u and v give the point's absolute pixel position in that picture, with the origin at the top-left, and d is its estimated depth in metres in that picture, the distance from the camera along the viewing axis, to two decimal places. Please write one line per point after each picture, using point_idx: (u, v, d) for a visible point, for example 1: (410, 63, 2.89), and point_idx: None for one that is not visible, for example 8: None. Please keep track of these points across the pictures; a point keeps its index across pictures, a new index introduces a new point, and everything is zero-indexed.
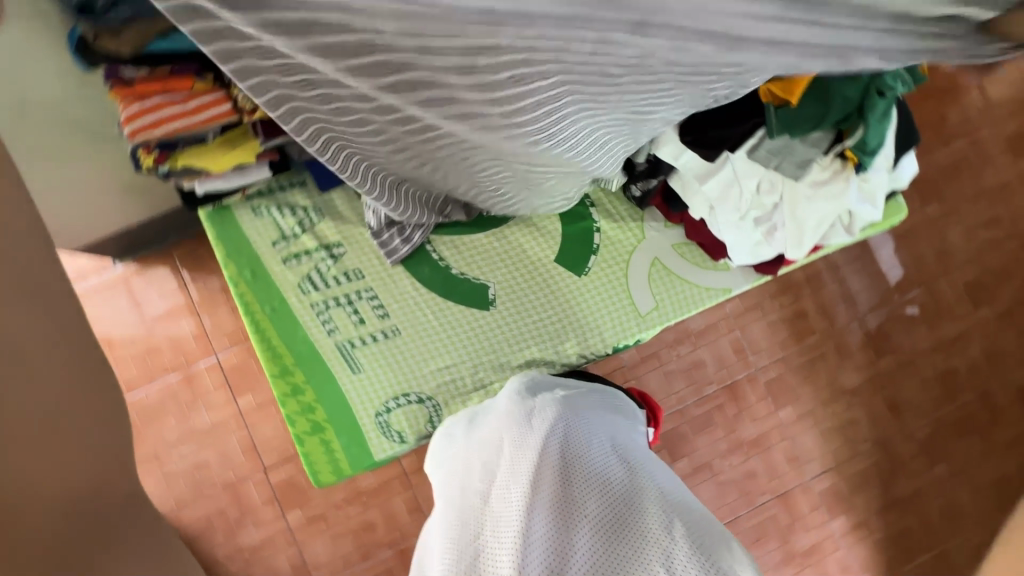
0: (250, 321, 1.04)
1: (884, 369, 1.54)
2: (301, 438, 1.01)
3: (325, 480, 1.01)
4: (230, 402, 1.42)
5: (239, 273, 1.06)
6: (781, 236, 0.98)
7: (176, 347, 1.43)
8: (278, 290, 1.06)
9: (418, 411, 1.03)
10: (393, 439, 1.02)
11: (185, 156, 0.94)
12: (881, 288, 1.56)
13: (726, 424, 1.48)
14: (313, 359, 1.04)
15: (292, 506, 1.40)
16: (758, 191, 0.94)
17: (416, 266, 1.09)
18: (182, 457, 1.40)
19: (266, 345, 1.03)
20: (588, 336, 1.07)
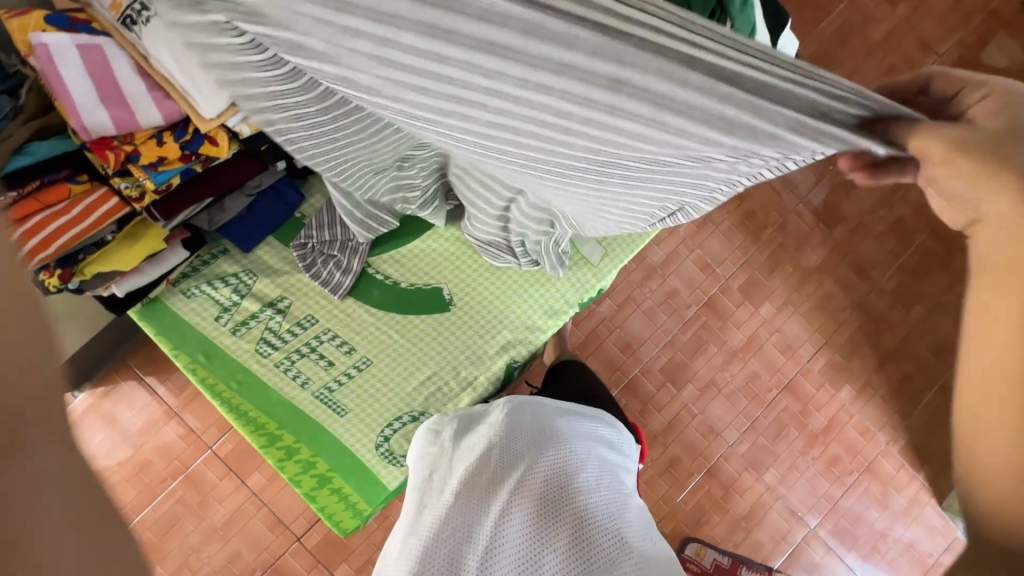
0: (219, 402, 1.02)
1: (840, 238, 1.60)
2: (313, 496, 1.00)
3: (349, 527, 1.00)
4: (240, 487, 1.39)
5: (193, 360, 1.03)
6: None
7: (167, 453, 1.39)
8: (237, 362, 1.04)
9: (416, 428, 1.03)
10: (401, 464, 1.02)
11: (91, 264, 0.90)
12: (813, 164, 1.61)
13: (716, 338, 1.53)
14: (296, 418, 1.03)
15: (337, 563, 1.38)
16: None
17: (365, 292, 1.08)
18: (212, 557, 1.37)
19: (245, 420, 1.02)
20: (553, 300, 1.07)
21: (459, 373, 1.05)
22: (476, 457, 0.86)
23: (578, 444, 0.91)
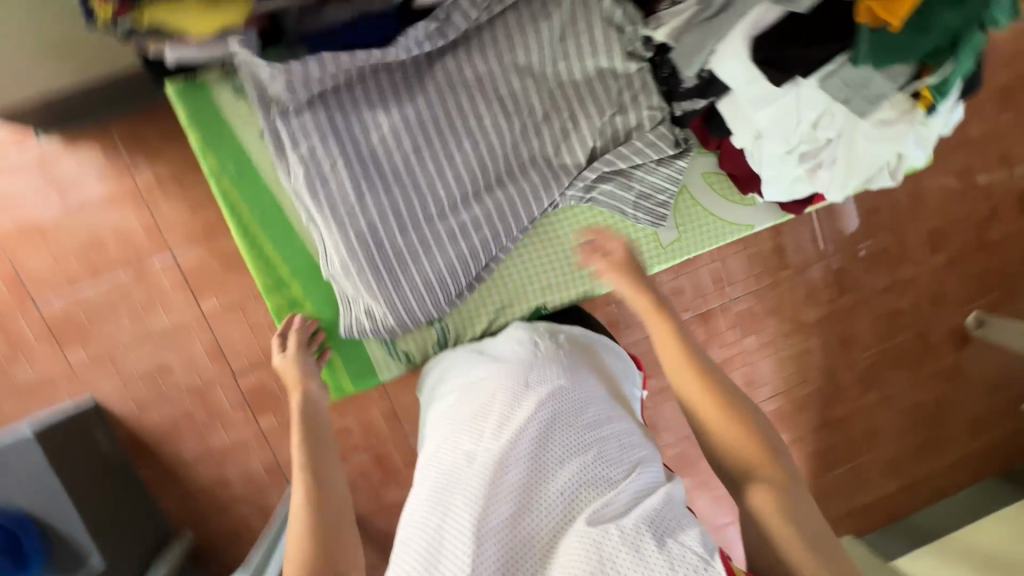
0: (235, 224, 0.95)
1: (842, 306, 1.64)
2: (302, 357, 1.00)
3: (324, 396, 1.03)
4: (191, 304, 1.31)
5: (219, 166, 0.93)
6: (825, 176, 0.90)
7: (123, 240, 1.28)
8: (269, 189, 0.96)
9: (426, 332, 1.03)
10: (399, 359, 1.04)
11: (152, 9, 0.76)
12: (854, 228, 1.60)
13: (695, 348, 1.56)
14: (310, 271, 0.99)
15: (264, 411, 1.37)
16: (816, 125, 0.84)
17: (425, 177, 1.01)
18: (140, 360, 1.31)
19: (257, 254, 0.96)
20: None
21: (492, 298, 1.04)
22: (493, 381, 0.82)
23: (586, 377, 0.84)
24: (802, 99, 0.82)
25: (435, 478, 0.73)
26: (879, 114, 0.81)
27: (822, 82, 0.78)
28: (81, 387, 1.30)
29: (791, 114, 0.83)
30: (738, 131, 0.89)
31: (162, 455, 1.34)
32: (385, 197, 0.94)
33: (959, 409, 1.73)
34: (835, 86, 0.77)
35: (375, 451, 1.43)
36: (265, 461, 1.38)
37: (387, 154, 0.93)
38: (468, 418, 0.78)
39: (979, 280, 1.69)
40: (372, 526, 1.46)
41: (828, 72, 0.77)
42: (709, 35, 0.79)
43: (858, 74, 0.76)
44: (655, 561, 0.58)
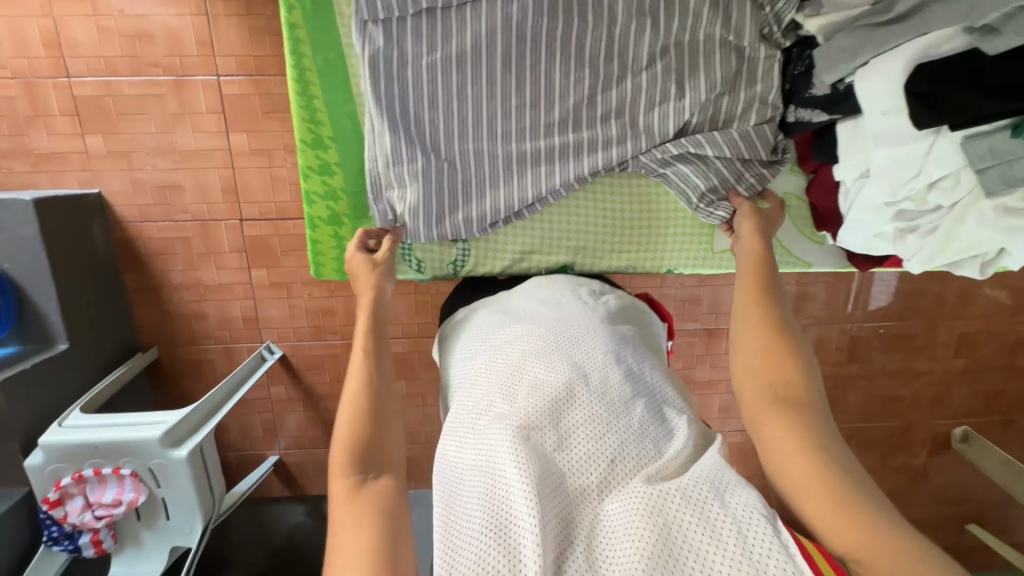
0: (294, 65, 0.93)
1: (843, 373, 1.60)
2: (315, 224, 1.00)
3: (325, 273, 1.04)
4: (221, 134, 1.26)
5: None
6: (913, 242, 0.83)
7: (172, 42, 1.21)
8: (338, 41, 0.93)
9: (446, 250, 1.02)
10: (410, 265, 1.03)
11: None
12: (891, 304, 1.54)
13: (687, 359, 1.54)
14: (352, 140, 0.98)
15: (259, 264, 1.36)
16: (931, 184, 0.75)
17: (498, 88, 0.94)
18: (156, 170, 1.28)
19: (305, 104, 0.95)
20: (645, 250, 1.05)
21: (523, 239, 1.03)
22: (508, 346, 0.77)
23: (625, 336, 0.80)
24: (933, 150, 0.72)
25: (470, 443, 0.67)
26: (1007, 198, 0.70)
27: (965, 140, 0.68)
28: (91, 176, 1.27)
29: (911, 162, 0.74)
30: (846, 163, 0.84)
31: (150, 269, 1.34)
32: (461, 93, 0.90)
33: (908, 506, 1.74)
34: (976, 150, 0.67)
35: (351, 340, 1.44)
36: (245, 310, 1.39)
37: (478, 51, 0.87)
38: (478, 386, 0.74)
39: (985, 398, 1.65)
40: (325, 406, 1.49)
41: (978, 133, 0.67)
42: (867, 44, 0.72)
43: (1011, 146, 0.64)
44: (724, 525, 0.55)
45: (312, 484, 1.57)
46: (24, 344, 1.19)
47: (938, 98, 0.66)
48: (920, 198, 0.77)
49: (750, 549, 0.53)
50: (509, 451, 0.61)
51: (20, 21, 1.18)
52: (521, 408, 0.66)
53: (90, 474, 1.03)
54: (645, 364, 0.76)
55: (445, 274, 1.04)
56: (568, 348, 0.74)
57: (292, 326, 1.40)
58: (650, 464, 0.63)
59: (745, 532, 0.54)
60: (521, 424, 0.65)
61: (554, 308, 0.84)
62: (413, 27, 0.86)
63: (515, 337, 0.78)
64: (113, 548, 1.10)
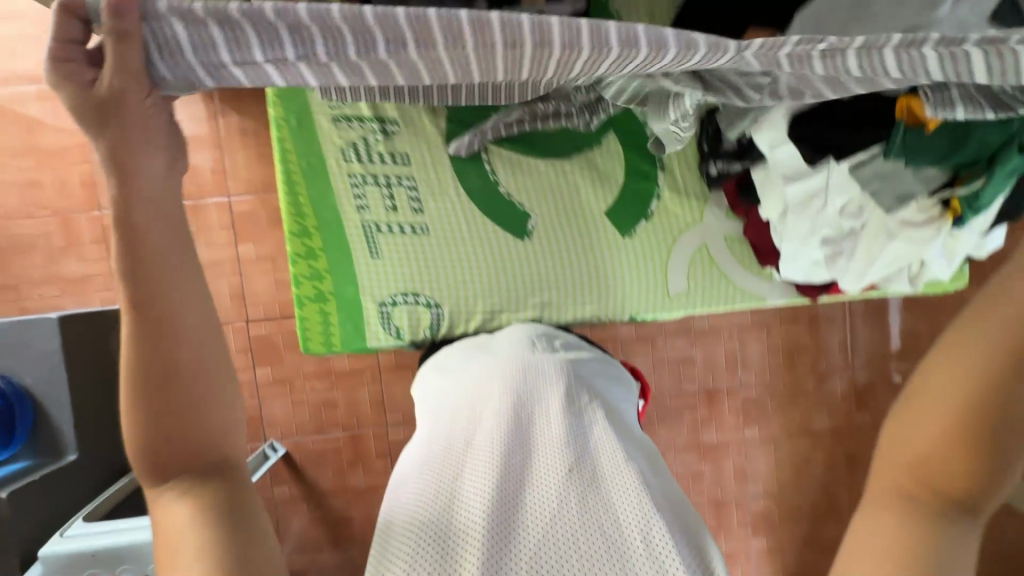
0: (282, 169, 0.97)
1: (856, 424, 1.56)
2: (303, 303, 0.99)
3: (315, 349, 1.02)
4: (231, 246, 1.40)
5: (284, 115, 0.97)
6: (843, 266, 0.87)
7: (191, 174, 1.39)
8: (319, 145, 0.98)
9: (422, 313, 1.02)
10: (389, 332, 1.02)
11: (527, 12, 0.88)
12: (886, 348, 1.54)
13: (692, 423, 1.51)
14: (335, 227, 0.99)
15: (264, 362, 1.42)
16: (841, 212, 0.82)
17: (465, 173, 1.01)
18: None
19: (290, 199, 0.98)
20: (613, 300, 1.06)
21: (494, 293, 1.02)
22: (480, 369, 0.75)
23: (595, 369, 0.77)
24: (831, 184, 0.79)
25: (424, 479, 0.61)
26: (904, 214, 0.79)
27: (851, 169, 0.77)
28: (113, 294, 1.39)
29: (816, 195, 0.82)
30: (767, 202, 0.88)
31: None
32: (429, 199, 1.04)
33: None
34: (865, 176, 0.77)
35: (353, 431, 1.45)
36: (250, 410, 1.43)
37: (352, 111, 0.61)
38: (448, 407, 0.70)
39: None
40: (328, 504, 1.46)
41: (859, 161, 0.76)
42: (770, 103, 0.80)
43: (889, 167, 0.75)
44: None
45: None
46: (35, 457, 1.22)
47: (817, 139, 0.76)
48: (835, 224, 0.84)
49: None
50: (472, 490, 0.56)
51: (63, 167, 1.38)
52: (485, 430, 0.62)
53: None
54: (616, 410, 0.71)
55: (422, 337, 1.03)
56: (540, 383, 0.69)
57: (295, 422, 1.43)
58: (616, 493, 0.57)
59: None
60: (485, 458, 0.59)
61: (525, 338, 0.82)
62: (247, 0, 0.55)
63: (488, 361, 0.76)
64: None
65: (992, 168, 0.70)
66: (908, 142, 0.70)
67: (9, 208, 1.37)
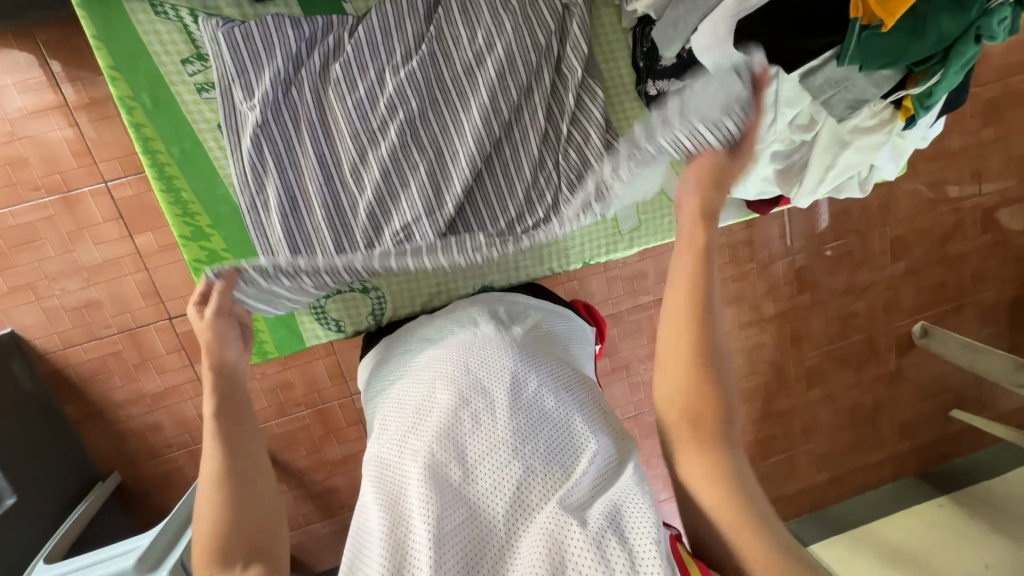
0: (151, 164, 0.89)
1: (798, 304, 1.65)
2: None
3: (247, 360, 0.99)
4: (125, 239, 1.22)
5: (134, 97, 0.87)
6: (795, 180, 0.86)
7: (48, 161, 1.16)
8: (188, 125, 0.90)
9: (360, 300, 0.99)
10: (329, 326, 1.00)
11: None
12: (821, 228, 1.60)
13: (651, 332, 1.55)
14: (235, 222, 0.94)
15: (202, 357, 1.31)
16: (792, 125, 0.78)
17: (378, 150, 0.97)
18: (67, 293, 1.22)
19: (172, 196, 0.91)
20: (562, 247, 1.02)
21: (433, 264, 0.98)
22: (421, 380, 0.78)
23: (535, 351, 0.81)
24: (780, 95, 0.76)
25: (379, 497, 0.68)
26: (856, 120, 0.76)
27: (803, 79, 0.73)
28: None
29: (767, 110, 0.78)
30: None
31: (90, 395, 1.28)
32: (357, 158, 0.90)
33: (893, 411, 1.81)
34: (816, 85, 0.73)
35: (318, 407, 1.40)
36: (200, 408, 1.34)
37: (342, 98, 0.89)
38: (396, 424, 0.75)
39: (932, 291, 1.73)
40: (309, 480, 1.45)
41: (812, 68, 0.72)
42: (692, 13, 0.78)
43: (841, 73, 0.71)
44: (615, 560, 0.59)
45: (319, 560, 1.52)
46: None
47: (763, 46, 0.72)
48: (785, 139, 0.81)
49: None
50: (421, 499, 0.64)
51: None
52: (430, 450, 0.68)
53: None
54: (568, 389, 0.77)
55: (365, 324, 1.00)
56: (480, 379, 0.75)
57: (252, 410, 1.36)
58: (555, 485, 0.66)
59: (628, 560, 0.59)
60: (427, 474, 0.66)
61: (468, 330, 0.85)
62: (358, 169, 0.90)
63: (430, 374, 0.78)
64: None
65: (947, 64, 0.66)
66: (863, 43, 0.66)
67: None
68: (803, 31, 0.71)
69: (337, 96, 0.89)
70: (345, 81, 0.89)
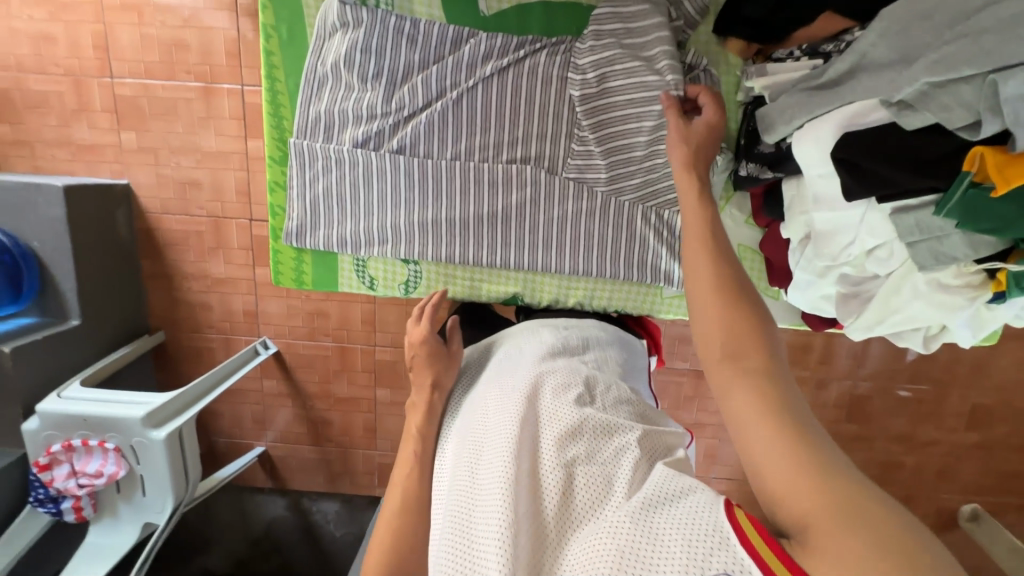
0: (268, 90, 1.02)
1: (841, 432, 1.53)
2: (276, 237, 1.09)
3: (284, 281, 1.11)
4: (240, 138, 1.35)
5: (274, 27, 0.98)
6: (853, 308, 0.85)
7: (204, 52, 1.31)
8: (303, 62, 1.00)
9: (399, 269, 1.09)
10: (361, 281, 1.10)
11: None
12: (897, 365, 1.46)
13: (674, 399, 1.50)
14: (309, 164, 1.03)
15: (263, 263, 1.43)
16: (869, 254, 0.78)
17: (451, 128, 0.99)
18: (179, 168, 1.38)
19: (274, 122, 1.04)
20: (599, 289, 1.07)
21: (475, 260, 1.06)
22: (479, 398, 0.81)
23: (578, 367, 0.83)
24: (864, 220, 0.74)
25: (449, 511, 0.68)
26: (938, 274, 0.72)
27: (894, 213, 0.70)
28: (122, 168, 1.38)
29: (847, 231, 0.77)
30: (791, 221, 0.86)
31: (167, 259, 1.43)
32: (441, 129, 0.99)
33: None
34: (905, 224, 0.69)
35: (342, 344, 1.48)
36: (246, 305, 1.46)
37: (439, 110, 0.98)
38: (457, 443, 0.77)
39: (999, 476, 1.54)
40: (312, 405, 1.54)
41: (906, 206, 0.68)
42: (801, 108, 0.76)
43: (935, 223, 0.66)
44: (670, 534, 0.57)
45: (293, 478, 1.62)
46: (42, 316, 1.27)
47: (855, 167, 0.69)
48: (859, 263, 0.80)
49: (692, 556, 0.55)
50: (486, 511, 0.64)
51: (74, 24, 1.30)
52: (488, 456, 0.69)
53: (77, 444, 1.10)
54: (608, 400, 0.79)
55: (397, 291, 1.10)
56: (528, 387, 0.78)
57: (288, 324, 1.46)
58: (605, 486, 0.66)
59: (683, 535, 0.56)
60: (486, 472, 0.67)
61: (524, 349, 0.89)
62: (443, 133, 0.99)
63: (488, 392, 0.80)
64: (91, 517, 1.16)
65: None
66: (967, 204, 0.61)
67: (21, 58, 1.32)
68: (909, 166, 0.65)
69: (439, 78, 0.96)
70: (453, 69, 0.96)
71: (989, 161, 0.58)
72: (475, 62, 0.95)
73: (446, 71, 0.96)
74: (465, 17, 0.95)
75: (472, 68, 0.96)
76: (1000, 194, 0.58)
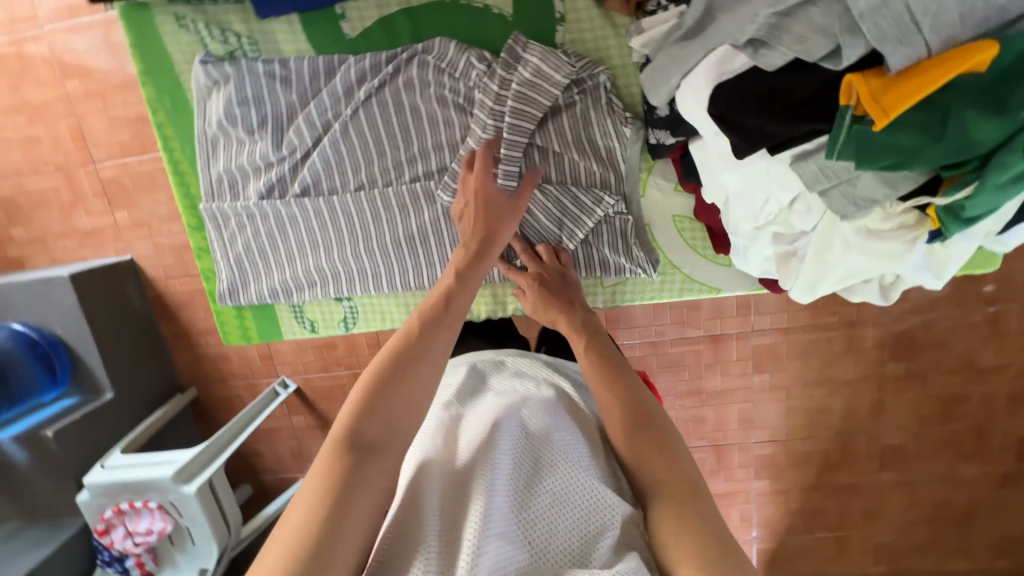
0: (170, 161, 1.16)
1: (889, 373, 1.39)
2: (216, 299, 1.23)
3: (234, 338, 1.27)
4: None
5: (158, 101, 1.12)
6: (799, 266, 0.86)
7: None
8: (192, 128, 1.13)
9: (334, 310, 1.23)
10: (303, 326, 1.25)
11: None
12: (939, 290, 1.32)
13: (695, 368, 1.43)
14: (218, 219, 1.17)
15: None
16: (789, 208, 0.80)
17: (334, 159, 1.09)
18: (172, 234, 1.45)
19: (184, 188, 1.18)
20: None
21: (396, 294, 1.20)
22: (474, 430, 0.75)
23: (584, 427, 0.77)
24: (772, 173, 0.77)
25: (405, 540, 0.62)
26: (866, 220, 0.72)
27: (796, 161, 0.71)
28: (123, 244, 1.47)
29: (759, 188, 0.80)
30: (711, 187, 0.91)
31: (180, 320, 1.52)
32: (331, 165, 1.09)
33: (992, 520, 1.49)
34: (809, 171, 0.69)
35: (355, 370, 1.52)
36: (260, 349, 1.53)
37: (325, 148, 1.08)
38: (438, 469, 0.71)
39: None
40: None
41: (803, 152, 0.69)
42: (675, 66, 0.79)
43: (836, 165, 0.66)
44: None
45: None
46: (79, 394, 1.38)
47: (739, 124, 0.71)
48: (784, 220, 0.82)
49: None
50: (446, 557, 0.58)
51: (51, 121, 1.39)
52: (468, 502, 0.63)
53: (126, 507, 1.20)
54: (605, 469, 0.71)
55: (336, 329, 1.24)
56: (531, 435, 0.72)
57: (301, 360, 1.52)
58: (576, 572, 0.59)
59: None
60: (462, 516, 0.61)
61: (527, 388, 0.82)
62: (332, 171, 1.10)
63: (484, 425, 0.75)
64: (155, 569, 1.26)
65: (982, 175, 0.57)
66: (854, 139, 0.59)
67: (16, 164, 1.43)
68: (784, 115, 0.66)
69: (315, 118, 1.06)
70: (327, 106, 1.06)
71: (865, 91, 0.57)
72: (352, 96, 1.05)
73: (318, 112, 1.06)
74: (335, 43, 1.06)
75: (346, 104, 1.06)
76: (881, 126, 0.56)
